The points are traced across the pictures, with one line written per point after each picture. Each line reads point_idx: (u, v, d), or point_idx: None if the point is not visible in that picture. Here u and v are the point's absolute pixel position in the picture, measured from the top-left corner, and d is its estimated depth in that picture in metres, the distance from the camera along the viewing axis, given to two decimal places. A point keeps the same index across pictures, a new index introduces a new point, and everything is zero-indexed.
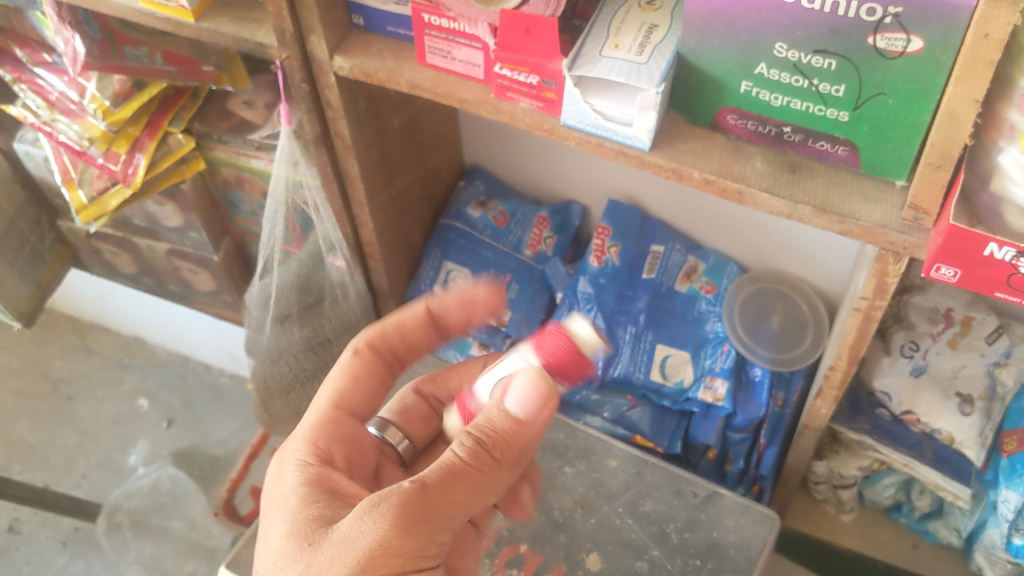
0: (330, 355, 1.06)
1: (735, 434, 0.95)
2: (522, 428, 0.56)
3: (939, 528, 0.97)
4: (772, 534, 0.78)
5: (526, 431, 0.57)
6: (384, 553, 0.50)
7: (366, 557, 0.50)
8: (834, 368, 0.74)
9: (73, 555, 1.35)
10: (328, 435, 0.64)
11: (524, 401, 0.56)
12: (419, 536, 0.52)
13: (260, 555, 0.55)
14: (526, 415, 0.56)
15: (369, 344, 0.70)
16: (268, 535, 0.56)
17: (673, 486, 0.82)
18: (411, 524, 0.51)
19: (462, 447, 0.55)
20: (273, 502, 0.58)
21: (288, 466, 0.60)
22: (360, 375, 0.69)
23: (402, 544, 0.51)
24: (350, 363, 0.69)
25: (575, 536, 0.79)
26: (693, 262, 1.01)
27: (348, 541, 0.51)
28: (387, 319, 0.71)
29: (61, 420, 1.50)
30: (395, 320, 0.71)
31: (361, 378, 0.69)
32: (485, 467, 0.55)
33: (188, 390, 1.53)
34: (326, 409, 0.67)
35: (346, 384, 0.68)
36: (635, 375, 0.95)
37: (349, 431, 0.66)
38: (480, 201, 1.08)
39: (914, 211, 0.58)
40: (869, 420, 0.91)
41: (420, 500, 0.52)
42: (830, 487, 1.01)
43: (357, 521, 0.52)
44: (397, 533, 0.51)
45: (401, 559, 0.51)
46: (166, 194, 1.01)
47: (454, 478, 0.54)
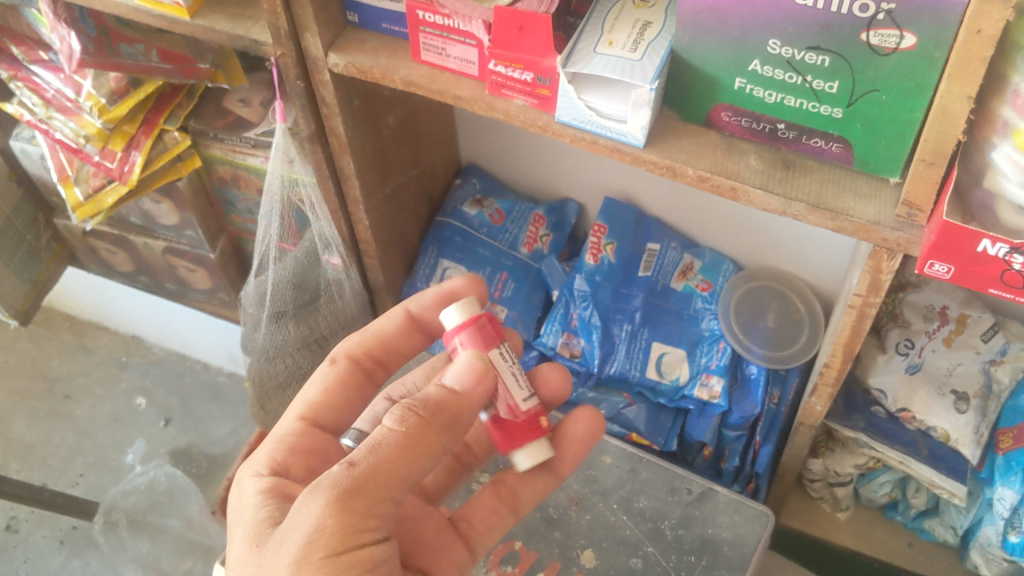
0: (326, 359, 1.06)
1: (731, 432, 0.95)
2: (458, 398, 0.56)
3: (935, 526, 0.97)
4: (767, 531, 0.78)
5: (464, 399, 0.56)
6: (321, 536, 0.49)
7: (306, 545, 0.49)
8: (828, 366, 0.74)
9: (71, 554, 1.35)
10: (288, 447, 0.65)
11: (461, 376, 0.57)
12: (353, 513, 0.50)
13: (227, 562, 0.55)
14: (461, 386, 0.56)
15: (346, 355, 0.71)
16: (229, 543, 0.56)
17: (668, 483, 0.82)
18: (346, 502, 0.50)
19: (390, 420, 0.54)
20: (232, 515, 0.58)
21: (245, 478, 0.61)
22: (340, 385, 0.70)
23: (337, 525, 0.50)
24: (325, 372, 0.70)
25: (570, 533, 0.79)
26: (689, 260, 1.01)
27: (288, 534, 0.50)
28: (368, 327, 0.73)
29: (59, 418, 1.50)
30: (375, 325, 0.73)
31: (334, 388, 0.70)
32: (416, 431, 0.53)
33: (185, 388, 1.53)
34: (289, 423, 0.67)
35: (318, 394, 0.69)
36: (631, 372, 0.96)
37: (312, 441, 0.66)
38: (476, 198, 1.08)
39: (908, 208, 0.58)
40: (864, 418, 0.90)
41: (350, 479, 0.51)
42: (826, 485, 1.01)
43: (295, 513, 0.50)
44: (330, 517, 0.49)
45: (337, 540, 0.49)
46: (162, 191, 1.01)
47: (384, 448, 0.52)
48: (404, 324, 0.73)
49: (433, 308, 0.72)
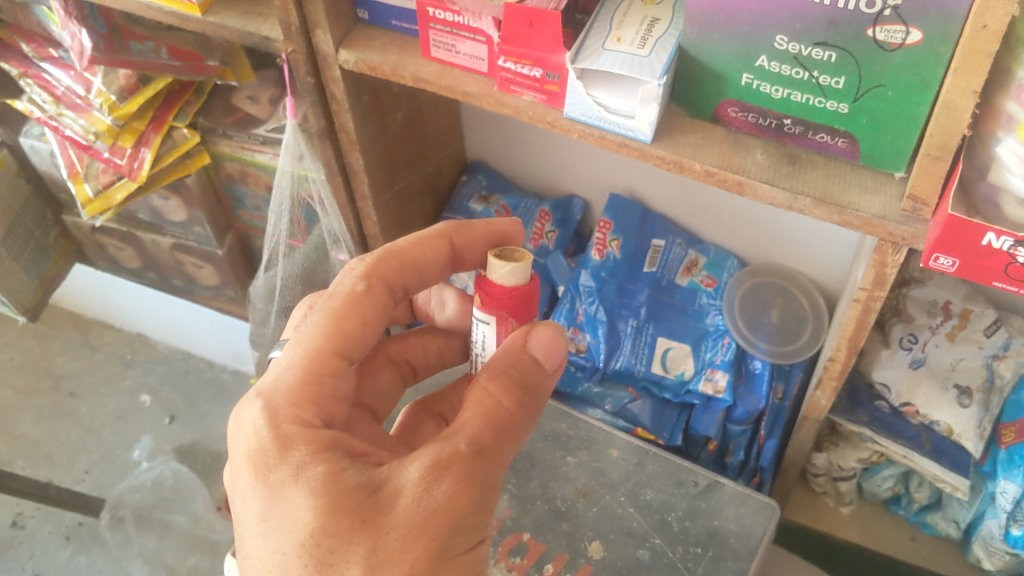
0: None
1: (735, 427, 0.95)
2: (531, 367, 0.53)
3: (938, 520, 0.98)
4: (773, 523, 0.79)
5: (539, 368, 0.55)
6: (457, 527, 0.48)
7: (445, 536, 0.47)
8: (834, 360, 0.75)
9: (76, 551, 1.36)
10: (328, 393, 0.52)
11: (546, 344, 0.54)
12: (480, 502, 0.49)
13: (280, 534, 0.47)
14: (548, 361, 0.54)
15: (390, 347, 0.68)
16: (287, 509, 0.47)
17: (674, 475, 0.83)
18: (478, 485, 0.49)
19: (494, 391, 0.51)
20: (277, 478, 0.48)
21: (290, 428, 0.49)
22: (366, 313, 0.54)
23: (471, 515, 0.48)
24: (353, 295, 0.54)
25: (577, 525, 0.79)
26: (694, 256, 1.01)
27: (418, 516, 0.47)
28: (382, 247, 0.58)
29: (64, 415, 1.51)
30: (399, 248, 0.58)
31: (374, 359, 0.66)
32: (521, 412, 0.52)
33: (190, 385, 1.54)
34: (325, 358, 0.52)
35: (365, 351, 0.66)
36: (636, 367, 0.96)
37: (348, 386, 0.53)
38: (482, 194, 1.09)
39: (913, 202, 0.59)
40: (868, 412, 0.91)
41: (478, 460, 0.49)
42: (829, 479, 1.01)
43: (423, 491, 0.47)
44: (467, 502, 0.48)
45: (470, 534, 0.48)
46: (171, 188, 1.02)
47: (499, 428, 0.50)
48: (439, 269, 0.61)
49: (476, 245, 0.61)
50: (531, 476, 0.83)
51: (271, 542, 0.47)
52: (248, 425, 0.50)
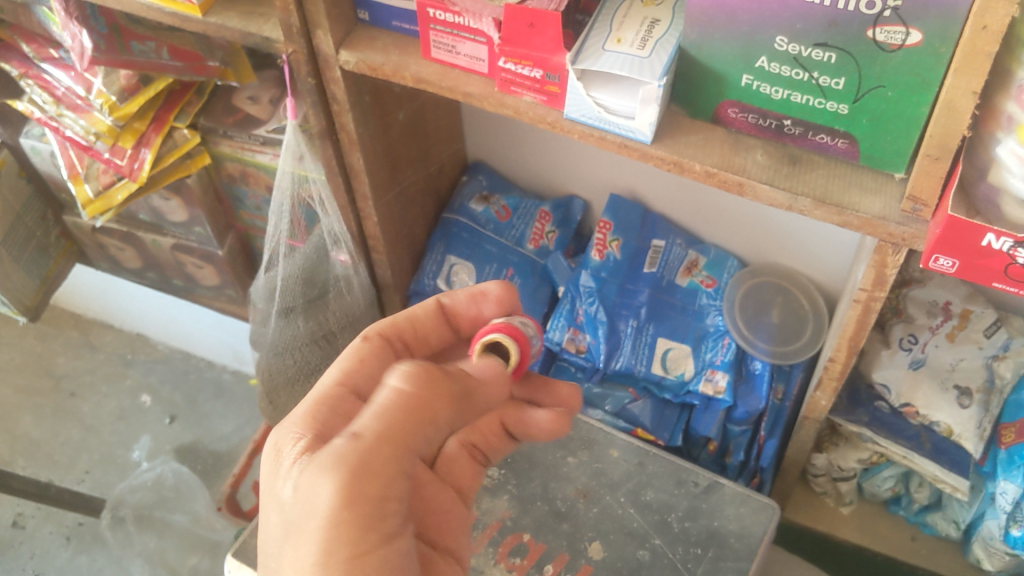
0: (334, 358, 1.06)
1: (736, 427, 0.96)
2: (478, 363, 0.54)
3: (938, 520, 0.97)
4: (773, 523, 0.79)
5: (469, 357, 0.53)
6: (346, 522, 0.44)
7: (330, 534, 0.44)
8: (834, 360, 0.75)
9: (77, 550, 1.36)
10: (333, 413, 0.54)
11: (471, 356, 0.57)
12: (374, 491, 0.45)
13: (263, 547, 0.49)
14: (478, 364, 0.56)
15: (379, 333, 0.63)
16: (267, 526, 0.50)
17: (674, 475, 0.83)
18: (362, 477, 0.45)
19: (398, 378, 0.49)
20: (268, 491, 0.50)
21: (284, 444, 0.51)
22: (365, 359, 0.60)
23: (364, 506, 0.45)
24: (359, 347, 0.61)
25: (578, 526, 0.79)
26: (694, 256, 1.02)
27: (304, 515, 0.45)
28: (398, 315, 0.66)
29: (64, 415, 1.51)
30: (407, 312, 0.66)
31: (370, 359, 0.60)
32: (427, 394, 0.49)
33: (191, 385, 1.54)
34: (329, 388, 0.56)
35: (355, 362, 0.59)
36: (636, 367, 0.96)
37: (357, 407, 0.56)
38: (482, 195, 1.09)
39: (913, 202, 0.59)
40: (868, 413, 0.91)
41: (356, 452, 0.45)
42: (829, 480, 1.01)
43: (309, 488, 0.45)
44: (357, 492, 0.45)
45: (370, 527, 0.45)
46: (171, 188, 1.02)
47: (389, 416, 0.47)
48: (434, 312, 0.68)
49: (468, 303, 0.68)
50: (532, 476, 0.83)
51: (262, 555, 0.50)
52: (262, 462, 0.53)
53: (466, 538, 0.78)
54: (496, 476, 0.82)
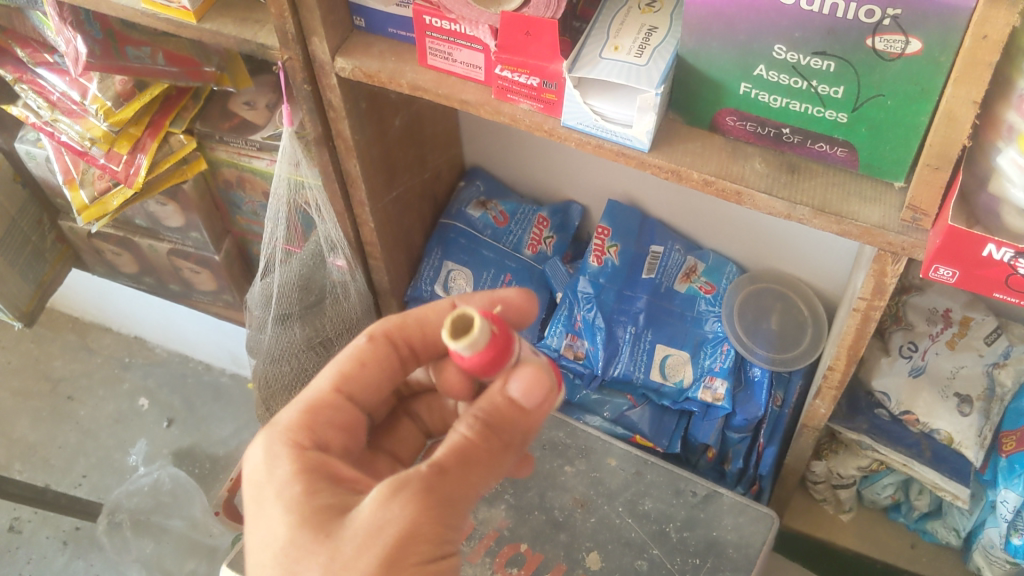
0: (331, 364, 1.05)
1: (734, 434, 0.95)
2: (525, 419, 0.55)
3: (938, 528, 0.97)
4: (772, 533, 0.78)
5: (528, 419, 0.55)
6: (413, 543, 0.47)
7: (398, 548, 0.47)
8: (833, 368, 0.74)
9: (74, 554, 1.36)
10: (327, 421, 0.57)
11: (529, 388, 0.52)
12: (443, 524, 0.49)
13: (261, 547, 0.50)
14: (531, 403, 0.53)
15: (385, 333, 0.61)
16: (268, 524, 0.50)
17: (673, 485, 0.82)
18: (439, 509, 0.49)
19: (468, 427, 0.52)
20: (270, 492, 0.52)
21: (279, 448, 0.54)
22: (366, 362, 0.60)
23: (430, 532, 0.48)
24: (361, 347, 0.60)
25: (575, 535, 0.79)
26: (692, 262, 1.01)
27: (374, 528, 0.47)
28: (410, 312, 0.62)
29: (61, 419, 1.50)
30: (420, 311, 0.62)
31: (369, 367, 0.60)
32: (493, 450, 0.52)
33: (188, 389, 1.54)
34: (323, 393, 0.58)
35: (354, 367, 0.60)
36: (634, 374, 0.95)
37: (348, 416, 0.58)
38: (480, 200, 1.09)
39: (913, 212, 0.58)
40: (868, 420, 0.90)
41: (440, 483, 0.49)
42: (829, 487, 1.00)
43: (380, 507, 0.48)
44: (425, 519, 0.48)
45: (431, 551, 0.48)
46: (167, 194, 1.01)
47: (470, 455, 0.51)
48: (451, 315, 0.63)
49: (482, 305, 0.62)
50: (530, 485, 0.82)
51: (256, 554, 0.50)
52: (251, 465, 0.54)
53: (463, 549, 0.78)
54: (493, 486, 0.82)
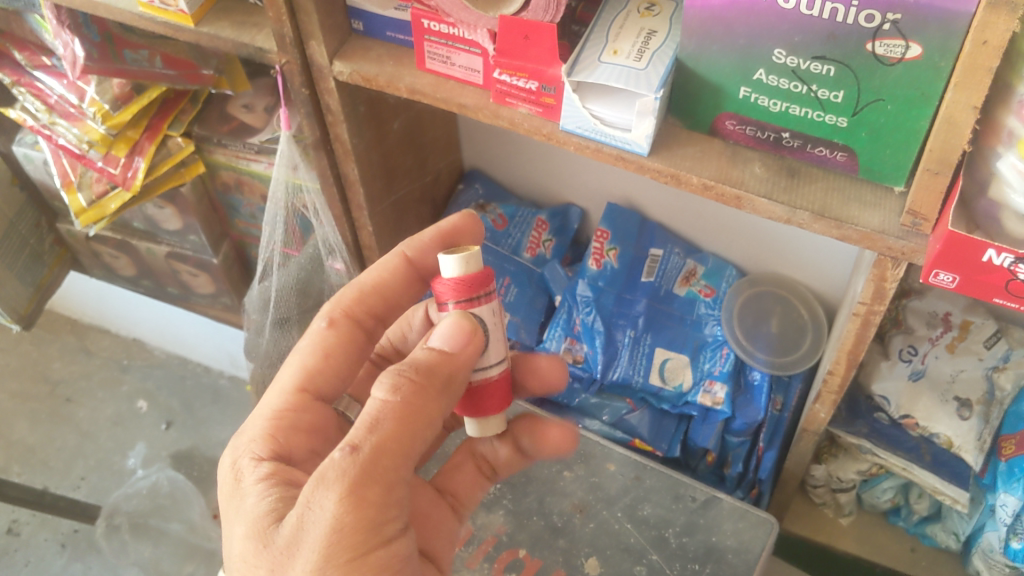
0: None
1: (734, 438, 0.95)
2: (447, 359, 0.55)
3: (937, 531, 0.97)
4: (771, 539, 0.77)
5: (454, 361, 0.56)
6: (341, 535, 0.48)
7: (326, 544, 0.48)
8: (833, 373, 0.74)
9: (73, 557, 1.35)
10: (288, 427, 0.61)
11: (447, 336, 0.56)
12: (368, 505, 0.49)
13: (225, 557, 0.53)
14: (451, 348, 0.56)
15: (343, 314, 0.67)
16: (230, 538, 0.53)
17: (672, 490, 0.81)
18: (358, 490, 0.49)
19: (382, 390, 0.52)
20: (234, 503, 0.55)
21: (242, 462, 0.57)
22: (329, 351, 0.65)
23: (357, 517, 0.49)
24: (325, 336, 0.65)
25: (574, 541, 0.78)
26: (692, 265, 1.01)
27: (300, 534, 0.49)
28: (358, 278, 0.70)
29: (60, 421, 1.50)
30: (371, 277, 0.70)
31: (335, 354, 0.65)
32: (413, 400, 0.52)
33: (187, 391, 1.54)
34: (288, 395, 0.63)
35: (317, 360, 0.65)
36: (634, 378, 0.95)
37: (312, 416, 0.63)
38: (479, 203, 1.08)
39: (913, 217, 0.58)
40: (867, 424, 0.91)
41: (354, 466, 0.49)
42: (828, 491, 1.00)
43: (306, 509, 0.49)
44: (346, 512, 0.48)
45: (362, 533, 0.49)
46: (166, 197, 1.01)
47: (381, 424, 0.50)
48: (400, 271, 0.70)
49: (433, 246, 0.70)
50: (528, 491, 0.82)
51: (225, 565, 0.54)
52: (222, 478, 0.58)
53: (461, 554, 0.77)
54: (492, 491, 0.81)
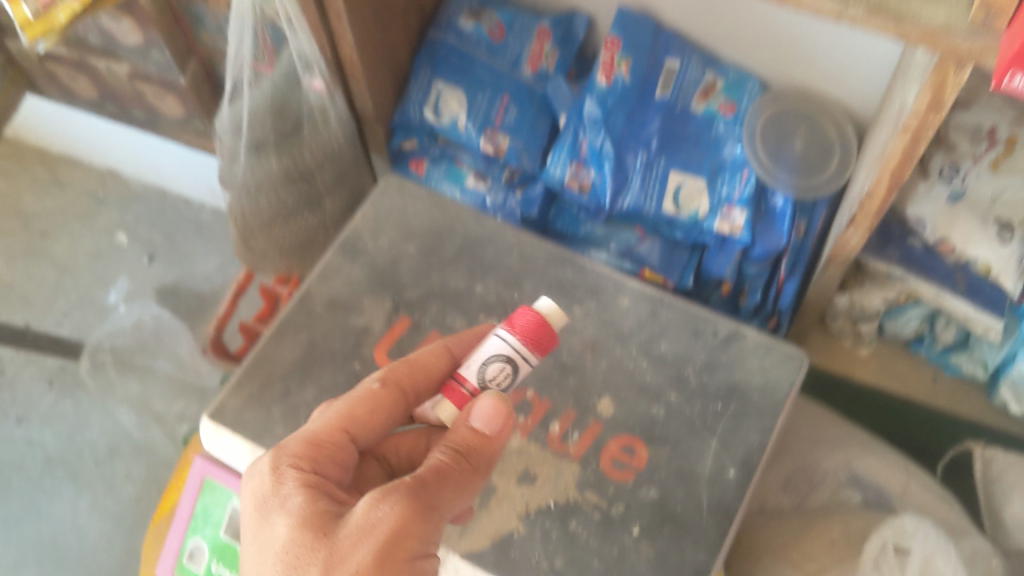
0: (324, 215, 0.98)
1: (751, 268, 0.88)
2: (493, 445, 0.52)
3: (963, 361, 0.92)
4: (800, 375, 0.68)
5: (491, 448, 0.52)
6: (401, 543, 0.47)
7: (389, 542, 0.46)
8: (872, 196, 0.68)
9: (61, 395, 1.36)
10: (329, 456, 0.52)
11: (489, 415, 0.51)
12: (426, 530, 0.48)
13: (257, 552, 0.48)
14: (491, 431, 0.51)
15: (392, 381, 0.56)
16: (268, 535, 0.48)
17: (690, 324, 0.71)
18: (424, 515, 0.48)
19: (443, 453, 0.51)
20: (268, 502, 0.49)
21: (284, 464, 0.51)
22: (376, 409, 0.55)
23: (418, 535, 0.48)
24: (368, 394, 0.55)
25: (585, 380, 0.69)
26: (711, 78, 0.90)
27: (368, 528, 0.47)
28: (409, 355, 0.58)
29: (37, 256, 1.43)
30: (420, 355, 0.58)
31: (379, 413, 0.55)
32: (471, 472, 0.51)
33: (168, 223, 1.46)
34: (327, 432, 0.53)
35: (361, 410, 0.54)
36: (645, 206, 0.87)
37: (349, 459, 0.53)
38: (472, 10, 0.96)
39: (986, 10, 0.48)
40: (899, 250, 0.84)
41: (425, 495, 0.49)
42: (849, 321, 0.94)
43: (373, 507, 0.47)
44: (414, 523, 0.47)
45: (416, 550, 0.47)
46: (121, 8, 0.90)
47: (447, 476, 0.50)
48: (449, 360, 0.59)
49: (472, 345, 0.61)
50: None
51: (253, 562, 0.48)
52: (258, 473, 0.51)
53: None
54: None
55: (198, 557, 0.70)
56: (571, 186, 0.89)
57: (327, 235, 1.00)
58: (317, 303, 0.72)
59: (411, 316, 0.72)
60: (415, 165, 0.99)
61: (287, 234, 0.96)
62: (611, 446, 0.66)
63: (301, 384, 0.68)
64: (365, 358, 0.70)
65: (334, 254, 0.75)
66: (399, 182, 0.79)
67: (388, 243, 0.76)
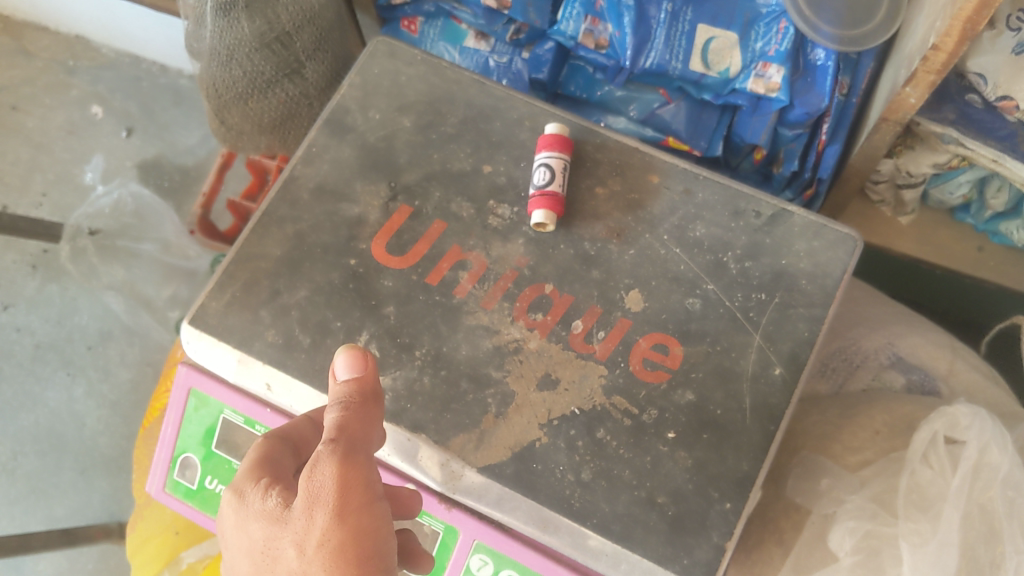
0: (307, 85, 0.86)
1: (788, 131, 0.80)
2: (367, 379, 0.47)
3: (1012, 230, 0.84)
4: (853, 259, 0.61)
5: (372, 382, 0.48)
6: (352, 494, 0.43)
7: (339, 500, 0.43)
8: (936, 50, 0.59)
9: (46, 279, 1.28)
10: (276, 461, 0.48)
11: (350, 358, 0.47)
12: (365, 471, 0.44)
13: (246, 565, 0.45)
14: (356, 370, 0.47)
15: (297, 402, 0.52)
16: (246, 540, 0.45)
17: (729, 204, 0.63)
18: (356, 456, 0.44)
19: (335, 402, 0.46)
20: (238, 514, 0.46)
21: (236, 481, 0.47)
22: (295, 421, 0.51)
23: (360, 482, 0.44)
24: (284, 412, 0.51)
25: (610, 272, 0.61)
26: None
27: (314, 495, 0.43)
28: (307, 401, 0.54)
29: (7, 131, 1.32)
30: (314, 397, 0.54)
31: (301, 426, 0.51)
32: (365, 406, 0.46)
33: (145, 94, 1.35)
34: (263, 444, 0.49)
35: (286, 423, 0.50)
36: (670, 65, 0.78)
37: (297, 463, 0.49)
38: None
39: None
40: (955, 109, 0.74)
41: (346, 439, 0.44)
42: (892, 187, 0.86)
43: (310, 474, 0.43)
44: (354, 470, 0.43)
45: (368, 493, 0.44)
46: None
47: (350, 420, 0.45)
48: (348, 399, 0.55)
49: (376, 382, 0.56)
50: None
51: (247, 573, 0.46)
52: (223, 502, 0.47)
53: (474, 293, 0.60)
54: (507, 216, 0.63)
55: (190, 471, 0.65)
56: (589, 45, 0.80)
57: (313, 108, 0.88)
58: (305, 189, 0.64)
59: (412, 203, 0.64)
60: (406, 23, 0.90)
61: (266, 108, 0.86)
62: (641, 344, 0.59)
63: (291, 283, 0.61)
64: (361, 253, 0.62)
65: (320, 131, 0.66)
66: (389, 47, 0.69)
67: (381, 118, 0.67)
